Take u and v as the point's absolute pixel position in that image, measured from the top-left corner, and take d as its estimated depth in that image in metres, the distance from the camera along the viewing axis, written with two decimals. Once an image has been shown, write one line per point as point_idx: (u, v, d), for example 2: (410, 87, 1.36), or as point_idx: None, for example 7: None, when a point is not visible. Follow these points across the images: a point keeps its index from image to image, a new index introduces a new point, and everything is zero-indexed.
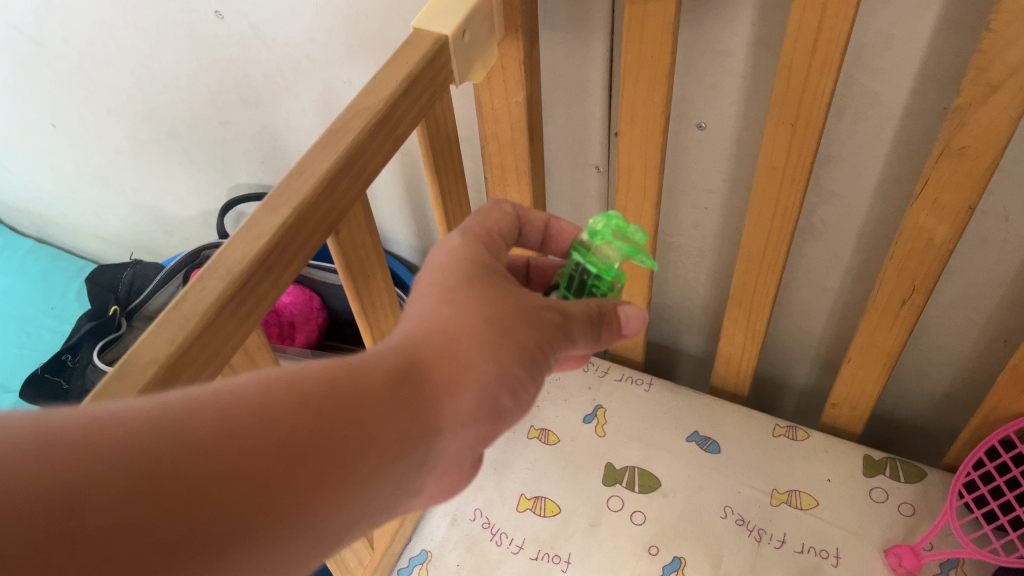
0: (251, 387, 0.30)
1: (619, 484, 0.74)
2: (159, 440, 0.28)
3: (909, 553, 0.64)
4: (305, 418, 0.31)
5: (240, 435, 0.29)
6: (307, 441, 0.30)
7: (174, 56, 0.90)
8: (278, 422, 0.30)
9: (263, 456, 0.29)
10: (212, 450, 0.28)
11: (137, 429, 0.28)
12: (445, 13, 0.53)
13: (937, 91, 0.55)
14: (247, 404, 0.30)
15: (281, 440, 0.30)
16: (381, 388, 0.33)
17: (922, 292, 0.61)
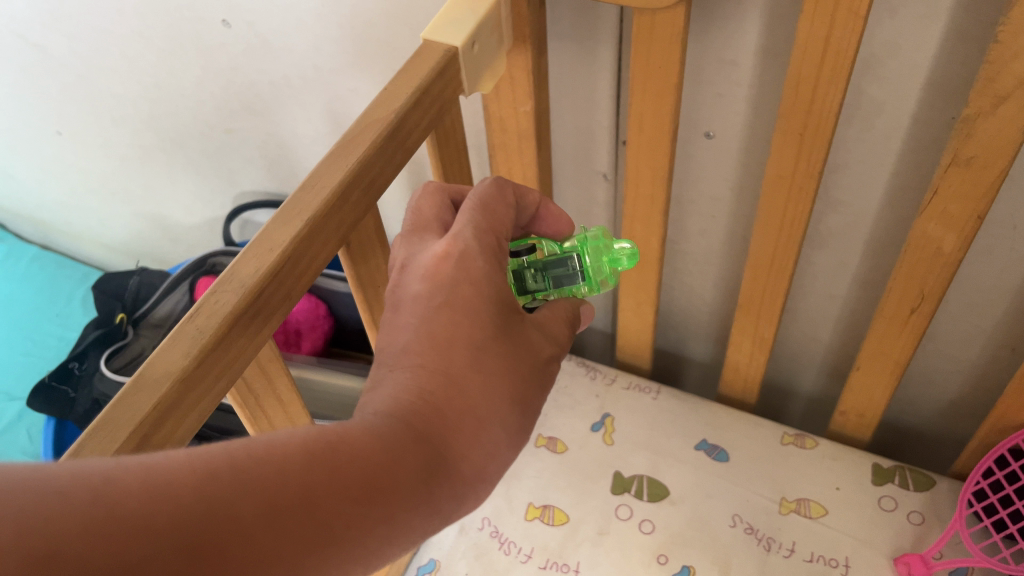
0: (293, 456, 0.29)
1: (627, 493, 0.74)
2: (210, 511, 0.26)
3: (918, 561, 0.64)
4: (347, 492, 0.29)
5: (283, 509, 0.28)
6: (346, 517, 0.29)
7: (181, 65, 0.91)
8: (322, 503, 0.29)
9: (304, 532, 0.28)
10: (257, 533, 0.27)
11: (185, 506, 0.26)
12: (454, 24, 0.53)
13: (945, 100, 0.55)
14: (290, 474, 0.28)
15: (322, 516, 0.28)
16: (414, 460, 0.32)
17: (931, 301, 0.61)
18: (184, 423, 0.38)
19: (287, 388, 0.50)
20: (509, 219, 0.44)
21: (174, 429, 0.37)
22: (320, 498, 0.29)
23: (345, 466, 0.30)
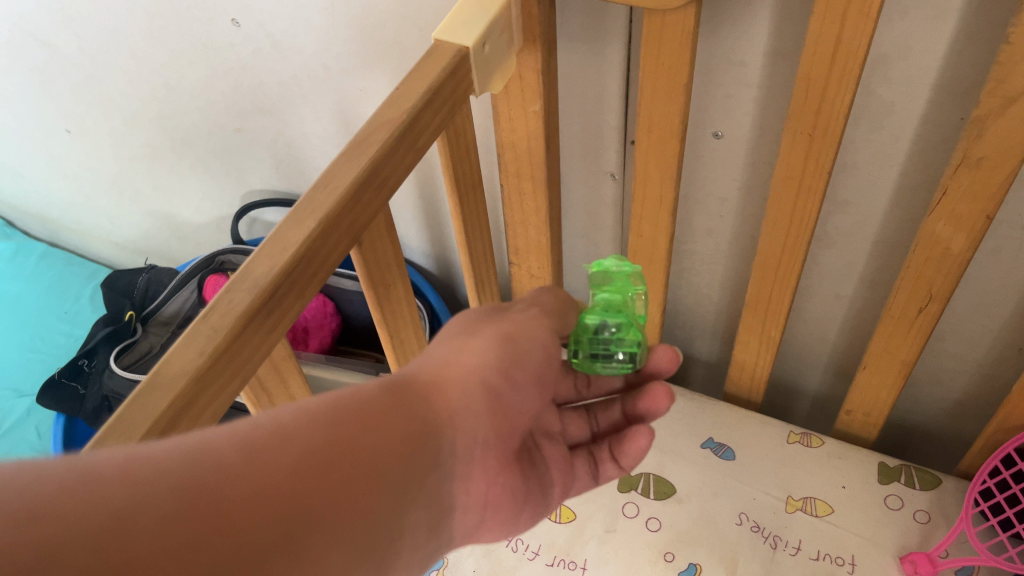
0: (263, 431, 0.30)
1: (634, 491, 0.74)
2: (193, 461, 0.28)
3: (924, 561, 0.64)
4: (320, 436, 0.32)
5: (262, 477, 0.29)
6: (327, 453, 0.31)
7: (190, 65, 0.91)
8: (301, 444, 0.31)
9: (290, 468, 0.30)
10: (241, 473, 0.28)
11: (166, 464, 0.27)
12: (465, 24, 0.54)
13: (954, 101, 0.56)
14: (264, 440, 0.30)
15: (304, 453, 0.31)
16: (375, 411, 0.35)
17: (939, 300, 0.61)
18: (200, 421, 0.38)
19: (300, 388, 0.50)
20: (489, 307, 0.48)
21: (189, 427, 0.38)
22: (296, 466, 0.30)
23: (316, 436, 0.31)
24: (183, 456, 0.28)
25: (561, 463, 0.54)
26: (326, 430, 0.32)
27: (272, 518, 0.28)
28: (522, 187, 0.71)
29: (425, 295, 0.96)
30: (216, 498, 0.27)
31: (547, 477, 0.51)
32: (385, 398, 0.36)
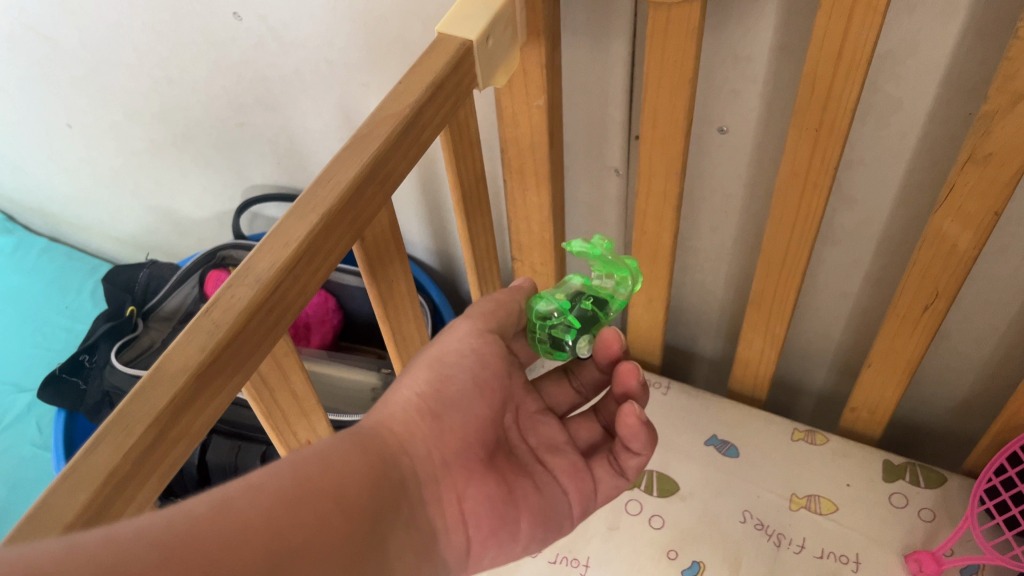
0: (235, 485, 0.35)
1: (637, 488, 0.73)
2: (175, 521, 0.31)
3: (930, 559, 0.64)
4: (287, 481, 0.36)
5: (242, 519, 0.33)
6: (296, 491, 0.36)
7: (192, 59, 0.91)
8: (272, 486, 0.35)
9: (268, 506, 0.34)
10: (222, 522, 0.32)
11: (151, 526, 0.30)
12: (469, 18, 0.53)
13: (963, 97, 0.55)
14: (238, 492, 0.34)
15: (277, 495, 0.35)
16: (333, 457, 0.40)
17: (946, 298, 0.61)
18: (201, 416, 0.38)
19: (302, 381, 0.50)
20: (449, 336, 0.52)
21: (189, 424, 0.37)
22: (269, 506, 0.34)
23: (282, 481, 0.36)
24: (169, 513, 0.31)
25: (572, 470, 0.56)
26: (291, 473, 0.37)
27: (257, 551, 0.32)
28: (525, 183, 0.71)
29: (428, 292, 0.95)
30: (205, 542, 0.31)
31: (552, 492, 0.53)
32: (342, 446, 0.41)
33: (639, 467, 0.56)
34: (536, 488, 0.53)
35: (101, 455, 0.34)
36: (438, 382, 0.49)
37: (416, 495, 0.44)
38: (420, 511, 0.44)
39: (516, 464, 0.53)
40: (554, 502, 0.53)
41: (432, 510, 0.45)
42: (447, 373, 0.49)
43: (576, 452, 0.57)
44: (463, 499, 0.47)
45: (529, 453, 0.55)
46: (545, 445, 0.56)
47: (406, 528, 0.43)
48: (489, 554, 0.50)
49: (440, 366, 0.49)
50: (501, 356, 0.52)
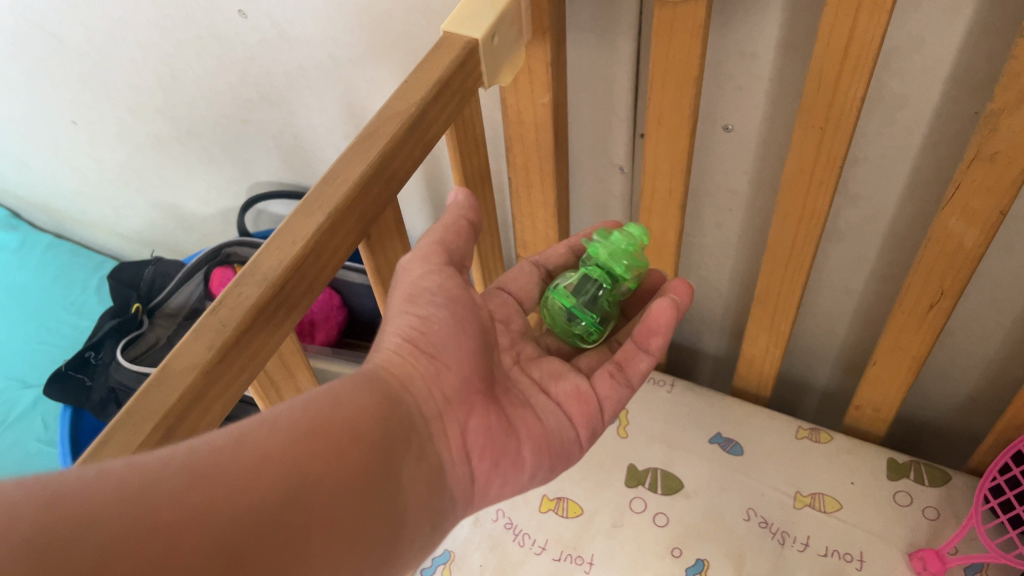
0: (247, 421, 0.35)
1: (642, 485, 0.74)
2: (193, 453, 0.32)
3: (933, 557, 0.64)
4: (303, 414, 0.36)
5: (257, 451, 0.33)
6: (312, 423, 0.36)
7: (197, 55, 0.91)
8: (286, 419, 0.35)
9: (282, 437, 0.34)
10: (238, 453, 0.32)
11: (170, 458, 0.31)
12: (474, 15, 0.53)
13: (969, 94, 0.55)
14: (253, 424, 0.34)
15: (292, 427, 0.35)
16: (347, 392, 0.40)
17: (951, 296, 0.60)
18: (209, 415, 0.38)
19: (308, 381, 0.50)
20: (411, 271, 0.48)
21: (196, 422, 0.37)
22: (284, 439, 0.34)
23: (293, 416, 0.36)
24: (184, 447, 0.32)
25: (576, 395, 0.56)
26: (302, 409, 0.36)
27: (274, 481, 0.32)
28: (530, 179, 0.71)
29: None
30: (223, 473, 0.31)
31: (549, 421, 0.53)
32: (355, 383, 0.41)
33: (644, 372, 0.58)
34: (537, 418, 0.52)
35: (109, 454, 0.34)
36: (421, 321, 0.46)
37: (424, 432, 0.43)
38: (429, 448, 0.43)
39: (514, 396, 0.53)
40: (558, 430, 0.53)
41: (440, 446, 0.44)
42: (427, 313, 0.47)
43: (579, 376, 0.57)
44: (467, 432, 0.46)
45: (531, 384, 0.56)
46: (549, 373, 0.57)
47: (419, 461, 0.42)
48: (495, 485, 0.49)
49: (417, 303, 0.47)
50: (465, 294, 0.49)
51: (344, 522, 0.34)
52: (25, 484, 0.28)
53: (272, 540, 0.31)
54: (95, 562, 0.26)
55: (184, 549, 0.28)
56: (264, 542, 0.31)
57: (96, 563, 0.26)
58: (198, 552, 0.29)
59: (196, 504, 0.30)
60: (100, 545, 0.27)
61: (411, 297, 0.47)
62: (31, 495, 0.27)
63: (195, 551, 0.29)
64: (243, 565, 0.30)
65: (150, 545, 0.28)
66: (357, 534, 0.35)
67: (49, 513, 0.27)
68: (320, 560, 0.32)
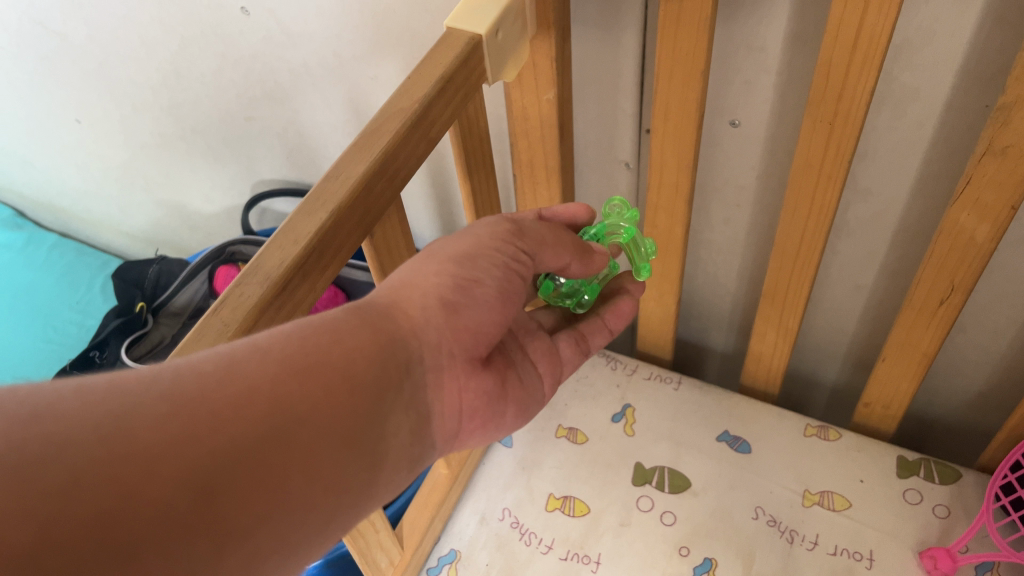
0: (241, 346, 0.34)
1: (649, 484, 0.73)
2: (180, 380, 0.32)
3: (945, 556, 0.63)
4: (296, 348, 0.35)
5: (245, 383, 0.33)
6: (302, 360, 0.35)
7: (200, 52, 0.90)
8: (279, 352, 0.35)
9: (269, 372, 0.34)
10: (222, 385, 0.32)
11: (153, 386, 0.31)
12: (478, 11, 0.52)
13: (980, 87, 0.54)
14: (245, 355, 0.34)
15: (281, 362, 0.34)
16: (347, 322, 0.39)
17: (962, 291, 0.60)
18: None
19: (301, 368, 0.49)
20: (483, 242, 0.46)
21: None
22: (274, 373, 0.34)
23: (288, 349, 0.35)
24: (172, 370, 0.32)
25: (548, 356, 0.55)
26: (299, 344, 0.35)
27: (259, 418, 0.32)
28: (535, 176, 0.70)
29: None
30: (207, 404, 0.31)
31: (527, 378, 0.52)
32: (357, 317, 0.40)
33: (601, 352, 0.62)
34: (519, 381, 0.50)
35: None
36: (473, 282, 0.44)
37: (420, 379, 0.41)
38: (421, 396, 0.41)
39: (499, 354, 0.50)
40: (530, 389, 0.51)
41: (432, 396, 0.42)
42: (475, 277, 0.44)
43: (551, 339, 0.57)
44: (464, 391, 0.44)
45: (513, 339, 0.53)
46: (521, 328, 0.55)
47: (408, 409, 0.40)
48: (474, 437, 0.48)
49: (474, 265, 0.45)
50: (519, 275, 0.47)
51: (322, 463, 0.34)
52: (11, 397, 0.28)
53: (248, 474, 0.31)
54: (67, 483, 0.27)
55: (158, 477, 0.29)
56: (238, 477, 0.31)
57: (66, 484, 0.27)
58: (170, 482, 0.29)
59: (175, 434, 0.30)
60: (76, 462, 0.27)
61: (465, 259, 0.45)
62: (12, 411, 0.28)
63: (167, 480, 0.29)
64: (213, 497, 0.30)
65: (125, 469, 0.28)
66: (335, 475, 0.35)
67: (28, 430, 0.28)
68: (292, 498, 0.33)
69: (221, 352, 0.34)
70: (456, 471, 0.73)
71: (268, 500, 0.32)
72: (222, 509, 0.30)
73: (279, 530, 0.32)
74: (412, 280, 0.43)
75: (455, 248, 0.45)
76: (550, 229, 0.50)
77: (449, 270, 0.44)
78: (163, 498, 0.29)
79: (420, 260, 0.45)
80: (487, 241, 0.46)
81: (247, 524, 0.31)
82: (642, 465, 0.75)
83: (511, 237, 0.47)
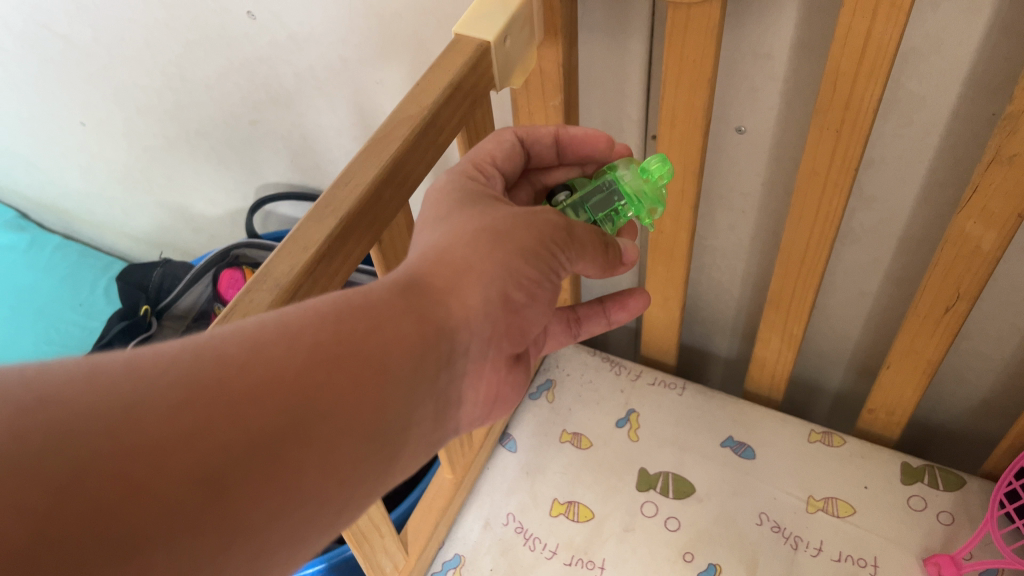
0: (269, 328, 0.32)
1: (653, 489, 0.73)
2: (200, 364, 0.30)
3: (949, 563, 0.63)
4: (328, 334, 0.33)
5: (269, 372, 0.31)
6: (333, 347, 0.33)
7: (205, 56, 0.91)
8: (309, 337, 0.32)
9: (296, 360, 0.31)
10: (245, 373, 0.30)
11: (173, 368, 0.29)
12: (486, 17, 0.52)
13: (987, 95, 0.54)
14: (271, 339, 0.32)
15: (310, 349, 0.32)
16: (388, 301, 0.36)
17: (968, 299, 0.60)
18: None
19: None
20: (543, 226, 0.42)
21: None
22: (301, 361, 0.32)
23: (321, 336, 0.33)
24: (192, 353, 0.30)
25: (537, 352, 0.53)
26: (332, 332, 0.33)
27: (279, 410, 0.30)
28: None
29: None
30: (225, 394, 0.30)
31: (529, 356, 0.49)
32: (399, 297, 0.36)
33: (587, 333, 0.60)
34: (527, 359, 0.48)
35: None
36: (533, 281, 0.41)
37: (457, 368, 0.39)
38: (455, 385, 0.39)
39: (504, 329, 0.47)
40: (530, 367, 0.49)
41: (466, 383, 0.40)
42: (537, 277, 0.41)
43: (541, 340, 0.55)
44: (496, 378, 0.42)
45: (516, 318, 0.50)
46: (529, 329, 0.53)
47: (438, 398, 0.38)
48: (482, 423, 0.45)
49: (539, 262, 0.41)
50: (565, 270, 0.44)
51: (342, 458, 0.32)
52: (24, 378, 0.27)
53: (262, 470, 0.30)
54: (71, 478, 0.26)
55: (166, 473, 0.27)
56: (253, 473, 0.29)
57: (69, 478, 0.26)
58: (178, 478, 0.27)
59: (188, 428, 0.28)
60: (80, 454, 0.26)
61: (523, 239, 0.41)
62: (20, 398, 0.27)
63: (175, 476, 0.27)
64: (223, 493, 0.28)
65: (132, 464, 0.27)
66: (355, 470, 0.33)
67: (36, 418, 0.26)
68: (306, 494, 0.31)
69: (247, 331, 0.32)
70: (461, 476, 0.73)
71: (281, 495, 0.30)
72: (232, 505, 0.29)
73: (289, 525, 0.31)
74: (476, 264, 0.39)
75: (523, 235, 0.41)
76: (595, 236, 0.46)
77: (517, 264, 0.40)
78: (172, 494, 0.27)
79: (487, 236, 0.40)
80: (548, 227, 0.42)
81: (257, 519, 0.30)
82: (643, 470, 0.75)
83: (566, 240, 0.43)
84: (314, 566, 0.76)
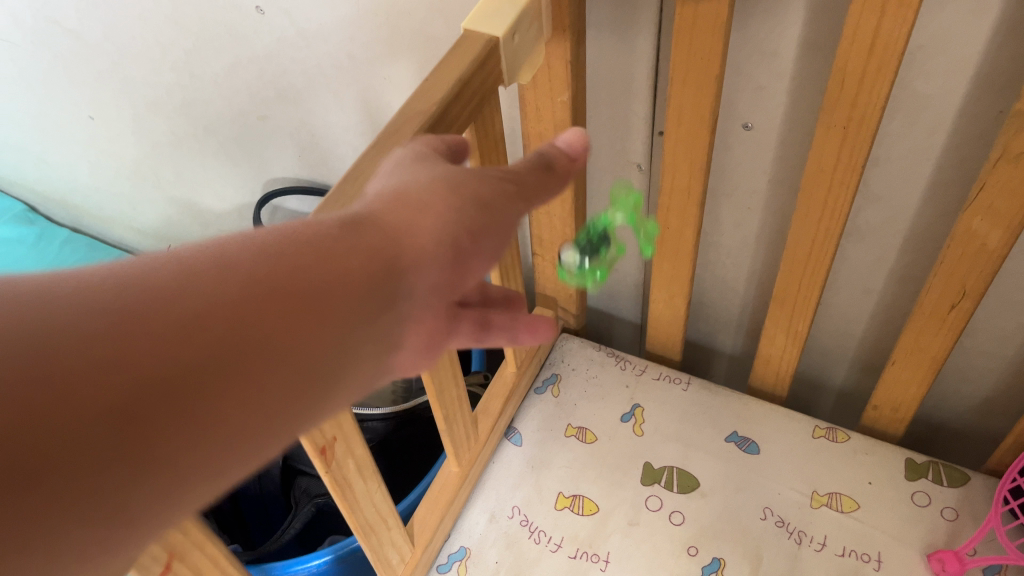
0: (204, 251, 0.27)
1: (657, 484, 0.74)
2: (118, 290, 0.25)
3: (952, 558, 0.64)
4: (278, 255, 0.28)
5: (204, 292, 0.26)
6: (286, 267, 0.27)
7: (214, 52, 0.91)
8: (253, 258, 0.27)
9: (240, 281, 0.27)
10: (174, 296, 0.25)
11: (82, 295, 0.24)
12: (495, 14, 0.53)
13: (994, 94, 0.54)
14: (207, 260, 0.27)
15: (258, 268, 0.27)
16: (338, 230, 0.30)
17: (973, 297, 0.60)
18: None
19: None
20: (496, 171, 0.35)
21: None
22: (242, 284, 0.26)
23: (267, 259, 0.27)
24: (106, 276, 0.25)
25: None
26: (280, 253, 0.28)
27: (209, 339, 0.25)
28: None
29: None
30: (149, 316, 0.24)
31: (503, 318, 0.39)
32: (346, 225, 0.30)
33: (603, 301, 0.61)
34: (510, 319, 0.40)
35: None
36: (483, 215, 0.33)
37: (405, 313, 0.31)
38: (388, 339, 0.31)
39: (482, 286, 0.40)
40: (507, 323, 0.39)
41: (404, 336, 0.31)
42: (490, 209, 0.33)
43: None
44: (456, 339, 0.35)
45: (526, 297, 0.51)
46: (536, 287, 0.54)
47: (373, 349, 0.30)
48: None
49: (492, 209, 0.33)
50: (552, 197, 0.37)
51: (295, 404, 0.27)
52: None
53: (187, 410, 0.24)
54: None
55: (69, 404, 0.23)
56: (172, 411, 0.24)
57: None
58: (81, 411, 0.23)
59: (101, 350, 0.23)
60: None
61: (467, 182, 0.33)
62: None
63: (82, 406, 0.23)
64: (139, 430, 0.23)
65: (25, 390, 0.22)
66: (304, 417, 0.28)
67: None
68: (243, 441, 0.26)
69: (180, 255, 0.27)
70: (467, 469, 0.74)
71: (214, 441, 0.25)
72: (148, 449, 0.24)
73: (226, 480, 0.26)
74: (431, 203, 0.32)
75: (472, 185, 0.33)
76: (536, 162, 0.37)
77: (471, 194, 0.33)
78: (76, 431, 0.22)
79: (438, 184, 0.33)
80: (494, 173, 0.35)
81: (181, 471, 0.25)
82: (649, 463, 0.75)
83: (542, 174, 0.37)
84: (321, 558, 0.77)
